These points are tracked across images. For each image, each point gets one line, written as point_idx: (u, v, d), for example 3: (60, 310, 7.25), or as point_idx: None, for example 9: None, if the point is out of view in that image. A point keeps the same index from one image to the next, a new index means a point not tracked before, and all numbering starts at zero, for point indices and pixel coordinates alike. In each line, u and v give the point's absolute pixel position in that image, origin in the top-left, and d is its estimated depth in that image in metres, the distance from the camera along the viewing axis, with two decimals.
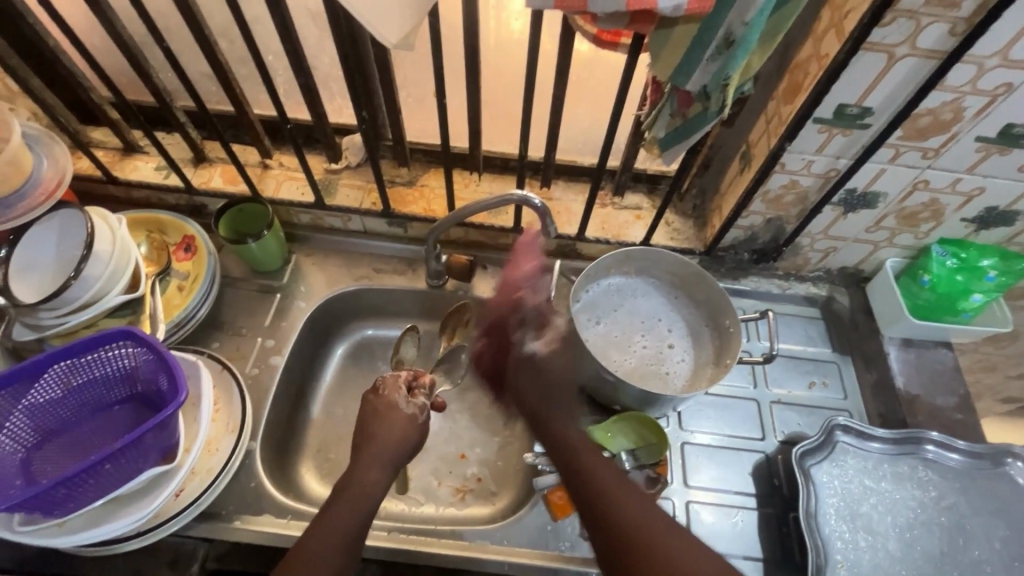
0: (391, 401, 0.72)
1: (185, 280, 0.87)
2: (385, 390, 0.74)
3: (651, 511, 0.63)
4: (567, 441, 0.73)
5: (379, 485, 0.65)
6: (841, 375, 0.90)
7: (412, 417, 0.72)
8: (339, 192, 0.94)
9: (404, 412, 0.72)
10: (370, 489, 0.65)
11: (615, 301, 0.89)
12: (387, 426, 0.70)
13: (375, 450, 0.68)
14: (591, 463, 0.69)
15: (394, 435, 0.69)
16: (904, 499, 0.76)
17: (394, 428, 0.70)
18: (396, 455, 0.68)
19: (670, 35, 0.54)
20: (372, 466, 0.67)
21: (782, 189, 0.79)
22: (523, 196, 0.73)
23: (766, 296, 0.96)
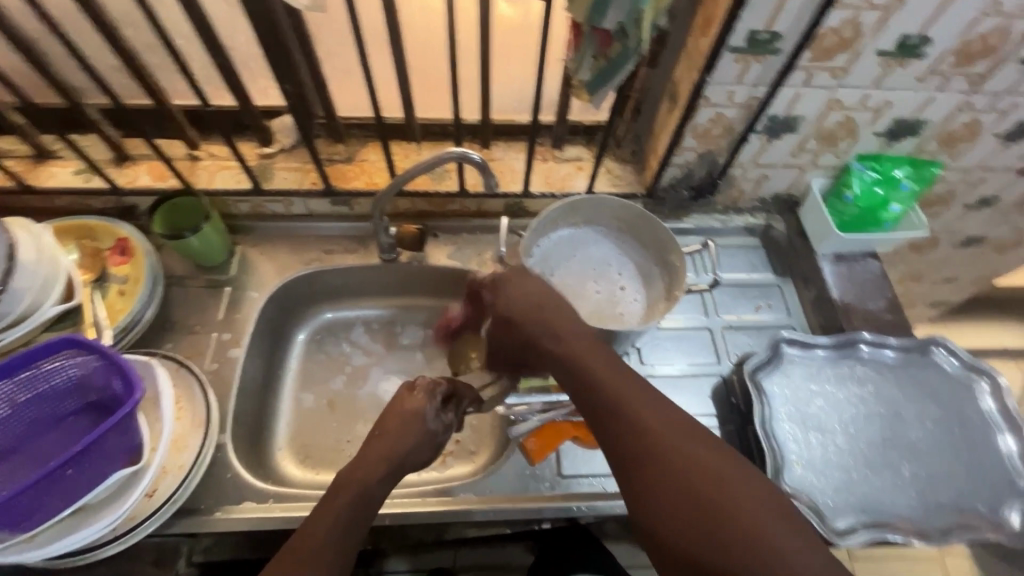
0: (412, 407, 0.71)
1: (125, 284, 0.84)
2: (417, 390, 0.74)
3: (699, 450, 0.54)
4: (586, 370, 0.63)
5: (383, 481, 0.65)
6: (783, 296, 0.97)
7: (433, 431, 0.72)
8: (276, 176, 0.92)
9: (430, 427, 0.71)
10: (374, 492, 0.63)
11: (567, 253, 0.92)
12: (407, 434, 0.69)
13: (389, 447, 0.67)
14: (628, 400, 0.59)
15: (412, 443, 0.69)
16: (847, 397, 0.83)
17: (412, 437, 0.69)
18: (407, 457, 0.68)
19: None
20: (376, 463, 0.65)
21: (710, 123, 0.83)
22: (462, 152, 0.73)
23: (708, 231, 1.01)
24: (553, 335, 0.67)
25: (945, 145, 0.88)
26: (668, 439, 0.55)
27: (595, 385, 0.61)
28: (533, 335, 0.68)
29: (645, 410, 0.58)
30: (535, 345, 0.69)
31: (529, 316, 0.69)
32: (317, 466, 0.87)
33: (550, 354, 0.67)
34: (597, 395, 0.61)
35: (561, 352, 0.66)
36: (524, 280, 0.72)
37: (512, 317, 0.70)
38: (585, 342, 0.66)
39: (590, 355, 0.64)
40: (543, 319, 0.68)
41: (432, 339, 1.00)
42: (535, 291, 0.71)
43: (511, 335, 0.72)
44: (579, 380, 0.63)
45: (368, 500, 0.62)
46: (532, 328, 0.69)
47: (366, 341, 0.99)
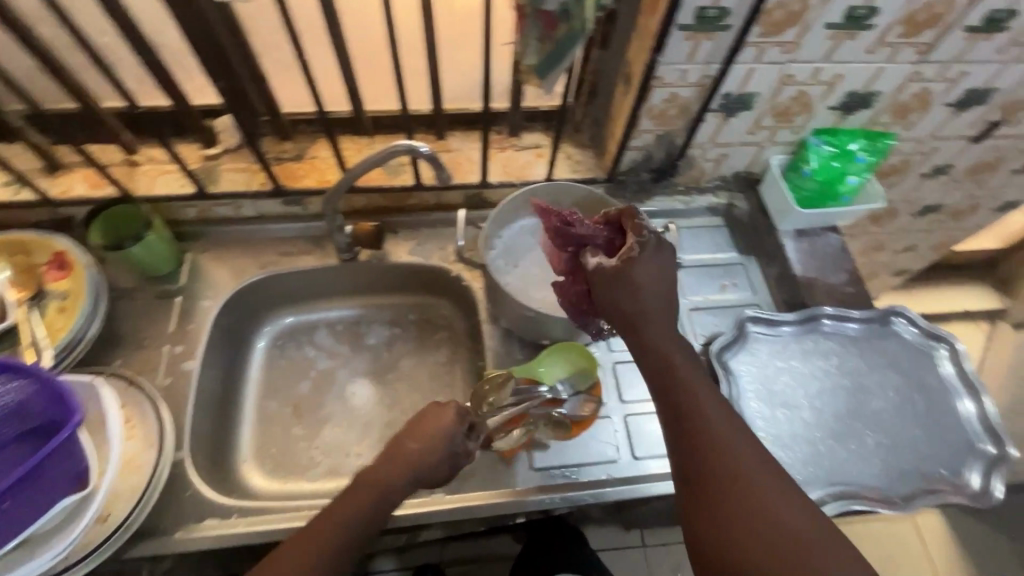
0: (442, 423, 0.66)
1: (65, 300, 0.79)
2: (450, 406, 0.68)
3: (787, 507, 0.51)
4: (677, 377, 0.59)
5: (400, 494, 0.62)
6: (747, 274, 0.97)
7: (458, 453, 0.67)
8: (222, 178, 0.88)
9: (456, 447, 0.66)
10: (388, 507, 0.61)
11: (530, 242, 0.90)
12: (432, 451, 0.65)
13: (415, 462, 0.64)
14: (711, 419, 0.56)
15: (435, 464, 0.65)
16: (812, 371, 0.84)
17: (436, 457, 0.65)
18: (430, 476, 0.65)
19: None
20: (397, 472, 0.63)
21: (666, 103, 0.81)
22: (410, 145, 0.71)
23: (671, 213, 1.00)
24: (657, 329, 0.61)
25: (897, 116, 0.89)
26: (752, 479, 0.53)
27: (686, 399, 0.58)
28: (639, 320, 0.61)
29: (736, 444, 0.55)
30: (641, 317, 0.61)
31: (649, 296, 0.61)
32: (285, 476, 0.85)
33: (643, 349, 0.61)
34: (683, 403, 0.57)
35: (657, 352, 0.61)
36: (660, 261, 0.62)
37: (632, 286, 0.60)
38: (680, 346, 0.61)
39: (687, 368, 0.60)
40: (656, 310, 0.61)
41: (399, 338, 0.98)
42: (667, 277, 0.61)
43: (613, 296, 0.62)
44: (669, 387, 0.59)
45: (380, 511, 0.60)
46: (644, 305, 0.61)
47: (329, 344, 0.97)
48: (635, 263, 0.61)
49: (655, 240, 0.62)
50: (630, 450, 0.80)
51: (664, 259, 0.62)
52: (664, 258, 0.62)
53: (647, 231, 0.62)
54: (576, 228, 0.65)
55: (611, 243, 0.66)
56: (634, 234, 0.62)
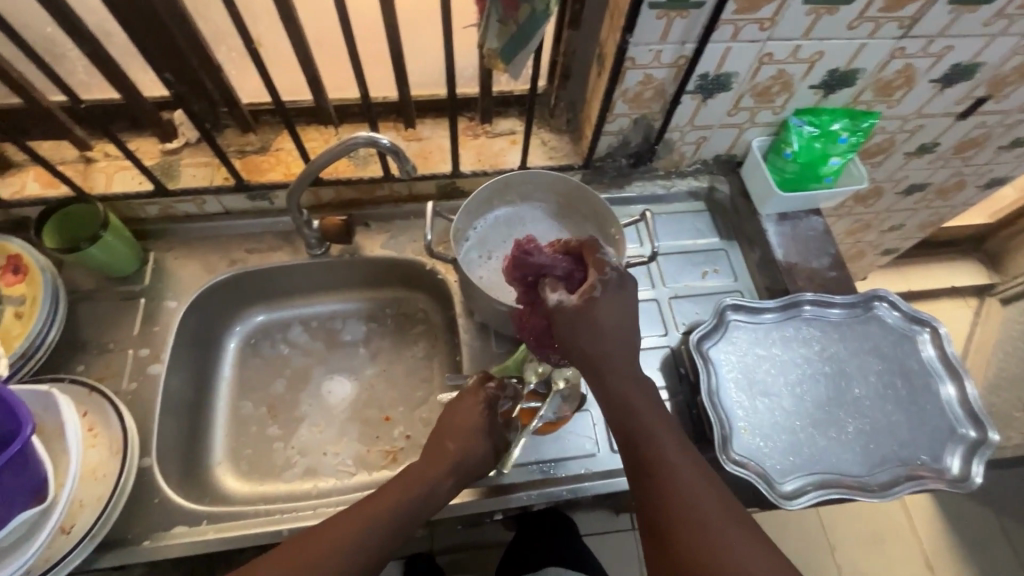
0: (476, 415, 0.70)
1: (22, 305, 0.76)
2: (481, 395, 0.72)
3: (744, 541, 0.53)
4: (636, 420, 0.60)
5: (440, 484, 0.65)
6: (729, 259, 0.95)
7: (495, 442, 0.70)
8: (182, 173, 0.85)
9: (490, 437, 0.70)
10: (436, 497, 0.64)
11: (504, 233, 0.88)
12: (471, 442, 0.68)
13: (456, 455, 0.67)
14: (669, 459, 0.58)
15: (475, 452, 0.68)
16: (793, 359, 0.83)
17: (473, 446, 0.68)
18: (471, 465, 0.68)
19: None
20: (437, 464, 0.66)
21: (640, 86, 0.78)
22: (369, 137, 0.68)
23: (651, 198, 0.98)
24: (618, 374, 0.60)
25: (881, 93, 0.86)
26: (710, 517, 0.54)
27: (645, 442, 0.59)
28: (601, 363, 0.60)
29: (694, 484, 0.57)
30: (600, 357, 0.60)
31: (610, 338, 0.59)
32: (262, 477, 0.83)
33: (604, 395, 0.61)
34: (648, 450, 0.59)
35: (620, 397, 0.60)
36: (620, 299, 0.60)
37: (594, 326, 0.59)
38: (644, 394, 0.61)
39: (647, 410, 0.61)
40: (616, 354, 0.60)
41: (375, 333, 0.96)
42: (628, 317, 0.61)
43: (573, 336, 0.59)
44: (629, 430, 0.60)
45: (421, 500, 0.63)
46: (605, 347, 0.59)
47: (304, 341, 0.94)
48: (597, 303, 0.59)
49: (617, 277, 0.61)
50: (608, 443, 0.79)
51: (626, 297, 0.61)
52: (626, 296, 0.61)
53: (610, 268, 0.60)
54: (533, 257, 0.61)
55: (571, 275, 0.63)
56: (597, 272, 0.60)
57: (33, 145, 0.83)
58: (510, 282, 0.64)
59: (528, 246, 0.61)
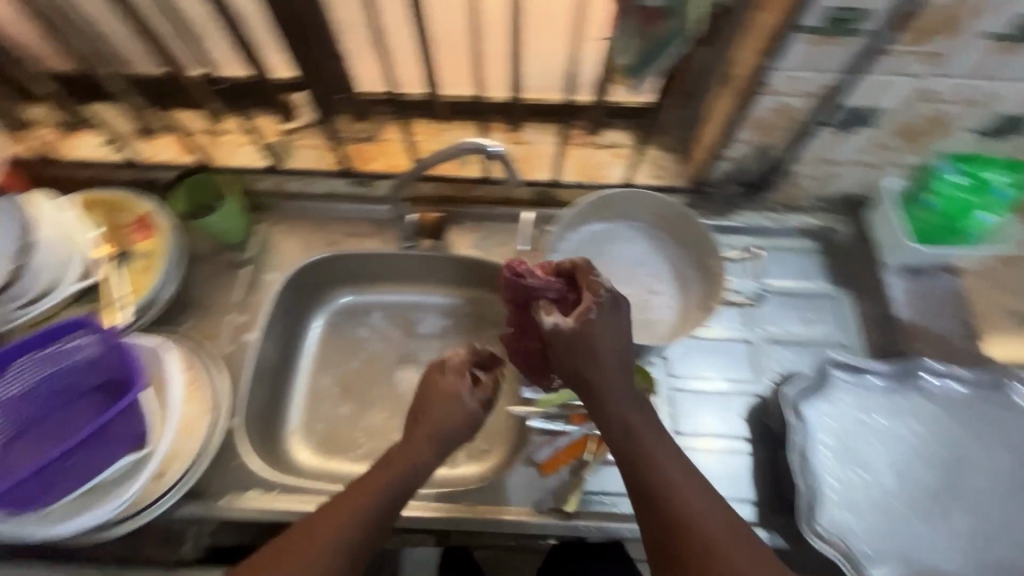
0: (448, 390, 0.66)
1: (146, 261, 0.83)
2: (447, 370, 0.68)
3: (759, 564, 0.52)
4: (637, 439, 0.60)
5: (421, 470, 0.62)
6: (839, 309, 0.87)
7: (474, 412, 0.66)
8: (297, 153, 0.90)
9: (469, 406, 0.65)
10: (414, 469, 0.61)
11: (596, 249, 0.85)
12: (446, 417, 0.64)
13: (429, 435, 0.63)
14: (675, 484, 0.57)
15: (450, 423, 0.64)
16: (900, 432, 0.75)
17: (446, 420, 0.64)
18: (451, 436, 0.64)
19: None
20: (417, 449, 0.62)
21: (770, 113, 0.72)
22: (479, 144, 0.69)
23: (758, 231, 0.91)
24: (617, 397, 0.61)
25: None
26: (721, 545, 0.53)
27: (649, 468, 0.58)
28: (601, 383, 0.61)
29: (702, 510, 0.55)
30: (600, 382, 0.61)
31: (607, 362, 0.60)
32: (330, 453, 0.87)
33: (604, 418, 0.61)
34: (652, 475, 0.57)
35: (620, 419, 0.61)
36: (614, 321, 0.61)
37: (587, 348, 0.60)
38: (640, 413, 0.62)
39: (647, 431, 0.61)
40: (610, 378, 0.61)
41: (452, 331, 0.96)
42: (624, 334, 0.62)
43: (569, 358, 0.61)
44: (631, 457, 0.59)
45: (401, 486, 0.60)
46: (603, 371, 0.60)
47: (384, 328, 0.95)
48: (592, 325, 0.60)
49: (611, 297, 0.62)
50: None
51: (620, 318, 0.62)
52: (621, 316, 0.62)
53: (605, 291, 0.62)
54: (527, 281, 0.66)
55: (564, 297, 0.66)
56: (590, 294, 0.62)
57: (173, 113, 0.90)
58: (510, 302, 0.69)
59: (518, 269, 0.67)
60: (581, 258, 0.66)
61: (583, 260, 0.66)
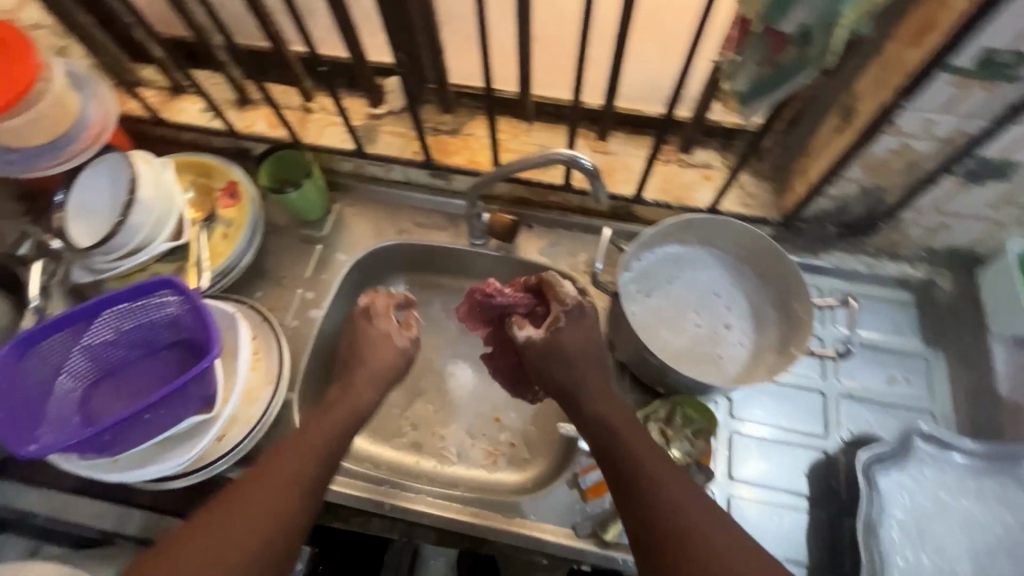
0: (379, 330, 0.77)
1: (230, 228, 0.86)
2: (371, 311, 0.79)
3: (720, 530, 0.55)
4: (610, 428, 0.65)
5: (367, 399, 0.72)
6: (928, 372, 0.80)
7: (406, 348, 0.77)
8: (380, 139, 0.90)
9: (396, 341, 0.77)
10: (360, 407, 0.71)
11: (669, 273, 0.82)
12: (383, 353, 0.76)
13: (377, 367, 0.74)
14: (644, 462, 0.61)
15: (383, 354, 0.76)
16: (986, 521, 0.68)
17: (385, 354, 0.76)
18: (393, 372, 0.76)
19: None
20: (366, 384, 0.73)
21: (889, 155, 0.66)
22: (572, 155, 0.65)
23: (849, 275, 0.84)
24: (592, 398, 0.69)
25: None
26: (684, 514, 0.56)
27: (619, 453, 0.63)
28: (574, 383, 0.69)
29: (667, 485, 0.59)
30: (575, 385, 0.69)
31: (576, 362, 0.70)
32: (375, 437, 0.88)
33: (584, 415, 0.68)
34: (621, 459, 0.62)
35: (597, 417, 0.67)
36: (581, 327, 0.72)
37: (558, 353, 0.70)
38: (614, 409, 0.67)
39: (618, 419, 0.66)
40: (579, 375, 0.70)
41: None
42: (587, 335, 0.72)
43: (547, 366, 0.71)
44: (605, 446, 0.65)
45: (354, 414, 0.70)
46: (572, 373, 0.70)
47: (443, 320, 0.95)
48: (561, 333, 0.71)
49: (577, 306, 0.72)
50: None
51: (586, 326, 0.72)
52: (586, 321, 0.72)
53: (569, 298, 0.72)
54: (497, 300, 0.75)
55: (534, 310, 0.76)
56: (558, 303, 0.72)
57: (269, 87, 0.93)
58: (481, 318, 0.79)
59: (493, 284, 0.75)
60: (547, 269, 0.74)
61: (551, 270, 0.75)
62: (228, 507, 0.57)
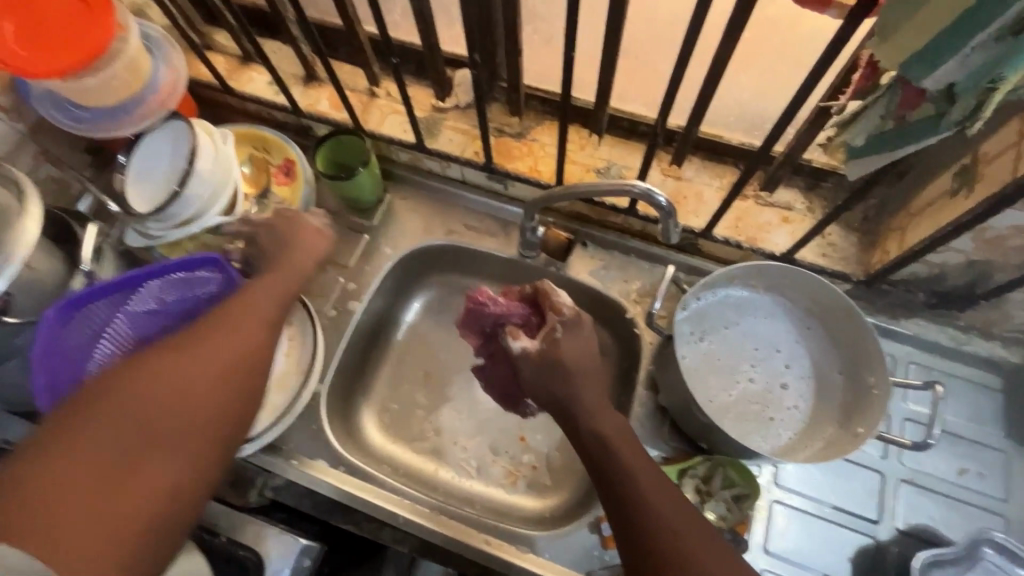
0: (308, 227, 0.72)
1: (280, 206, 0.84)
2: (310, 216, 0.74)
3: (724, 561, 0.48)
4: (602, 438, 0.57)
5: (301, 270, 0.68)
6: (1007, 470, 0.72)
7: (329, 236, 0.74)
8: (442, 134, 0.86)
9: (319, 230, 0.73)
10: (297, 275, 0.68)
11: (728, 318, 0.75)
12: (310, 241, 0.71)
13: (311, 247, 0.71)
14: (638, 477, 0.53)
15: (310, 239, 0.71)
16: None
17: (310, 241, 0.71)
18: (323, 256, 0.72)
19: (917, 14, 0.38)
20: (297, 259, 0.69)
21: (1010, 230, 0.58)
22: (646, 189, 0.60)
23: (930, 347, 0.76)
24: (585, 412, 0.59)
25: None
26: (686, 537, 0.49)
27: (613, 470, 0.55)
28: (569, 396, 0.61)
29: (663, 505, 0.51)
30: (571, 399, 0.60)
31: (573, 373, 0.61)
32: (398, 439, 0.86)
33: (577, 430, 0.59)
34: (615, 474, 0.54)
35: (592, 431, 0.58)
36: (580, 340, 0.64)
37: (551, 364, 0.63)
38: (609, 420, 0.59)
39: (613, 432, 0.58)
40: (574, 387, 0.61)
41: None
42: (587, 347, 0.64)
43: (542, 381, 0.63)
44: (597, 463, 0.56)
45: (288, 280, 0.66)
46: (568, 385, 0.61)
47: None
48: (557, 344, 0.64)
49: (574, 315, 0.66)
50: None
51: (586, 338, 0.65)
52: (584, 333, 0.65)
53: (567, 309, 0.66)
54: (489, 309, 0.72)
55: (529, 321, 0.71)
56: (554, 313, 0.66)
57: (337, 66, 0.90)
58: (477, 331, 0.75)
59: (485, 291, 0.72)
60: (544, 279, 0.70)
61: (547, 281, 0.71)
62: (167, 356, 0.54)
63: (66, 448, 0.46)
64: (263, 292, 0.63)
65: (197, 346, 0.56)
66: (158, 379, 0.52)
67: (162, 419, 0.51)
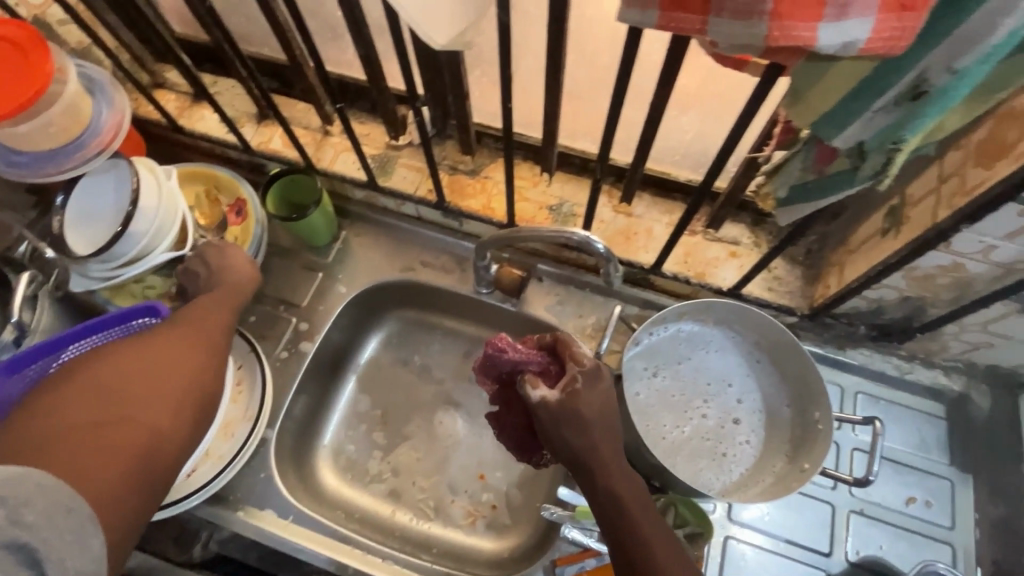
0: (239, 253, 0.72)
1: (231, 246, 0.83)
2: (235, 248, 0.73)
3: None
4: (616, 496, 0.54)
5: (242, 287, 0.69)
6: (953, 499, 0.73)
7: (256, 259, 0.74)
8: (396, 172, 0.86)
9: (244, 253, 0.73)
10: (238, 292, 0.69)
11: (680, 353, 0.76)
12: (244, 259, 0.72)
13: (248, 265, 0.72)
14: (647, 533, 0.53)
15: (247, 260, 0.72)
16: None
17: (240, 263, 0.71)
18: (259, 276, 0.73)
19: (824, 80, 0.40)
20: (235, 278, 0.70)
21: (936, 269, 0.60)
22: (585, 237, 0.63)
23: (876, 377, 0.78)
24: (602, 468, 0.55)
25: None
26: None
27: (623, 526, 0.53)
28: (593, 459, 0.55)
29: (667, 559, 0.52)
30: (588, 453, 0.56)
31: (593, 429, 0.56)
32: (353, 481, 0.84)
33: (592, 485, 0.55)
34: (624, 526, 0.53)
35: (607, 491, 0.55)
36: (604, 395, 0.58)
37: (567, 419, 0.56)
38: (627, 476, 0.56)
39: (627, 486, 0.55)
40: (595, 444, 0.56)
41: None
42: (607, 398, 0.59)
43: (558, 435, 0.57)
44: (606, 514, 0.54)
45: (230, 295, 0.67)
46: (590, 441, 0.56)
47: (437, 362, 0.91)
48: (579, 398, 0.57)
49: (598, 368, 0.59)
50: None
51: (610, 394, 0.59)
52: (607, 388, 0.59)
53: (587, 361, 0.59)
54: (508, 356, 0.62)
55: (547, 370, 0.61)
56: (575, 364, 0.59)
57: (290, 104, 0.90)
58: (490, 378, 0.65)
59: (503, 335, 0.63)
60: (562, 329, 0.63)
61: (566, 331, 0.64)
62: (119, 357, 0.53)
63: (52, 413, 0.47)
64: (207, 304, 0.65)
65: (155, 344, 0.56)
66: (116, 370, 0.52)
67: (132, 399, 0.51)
